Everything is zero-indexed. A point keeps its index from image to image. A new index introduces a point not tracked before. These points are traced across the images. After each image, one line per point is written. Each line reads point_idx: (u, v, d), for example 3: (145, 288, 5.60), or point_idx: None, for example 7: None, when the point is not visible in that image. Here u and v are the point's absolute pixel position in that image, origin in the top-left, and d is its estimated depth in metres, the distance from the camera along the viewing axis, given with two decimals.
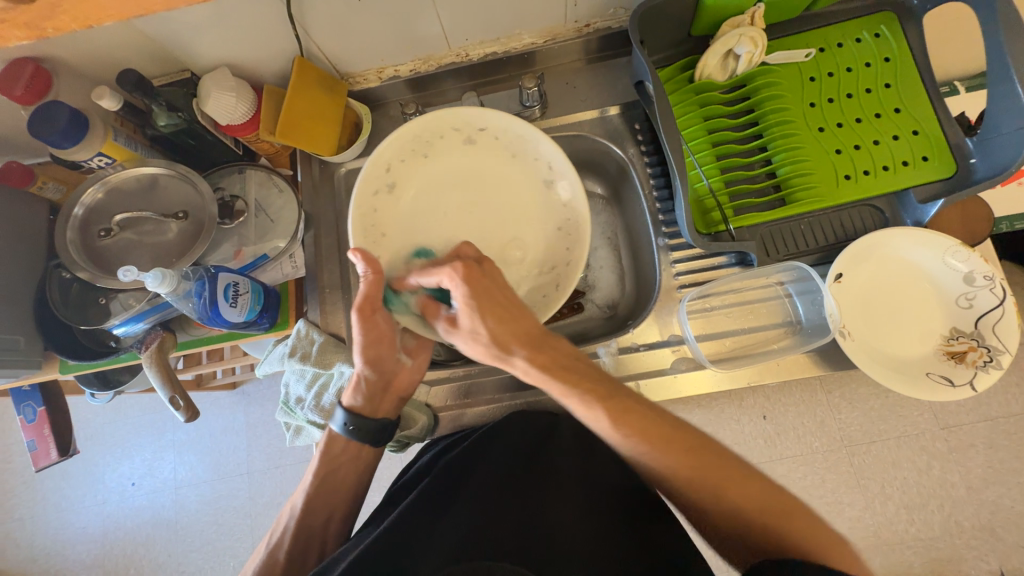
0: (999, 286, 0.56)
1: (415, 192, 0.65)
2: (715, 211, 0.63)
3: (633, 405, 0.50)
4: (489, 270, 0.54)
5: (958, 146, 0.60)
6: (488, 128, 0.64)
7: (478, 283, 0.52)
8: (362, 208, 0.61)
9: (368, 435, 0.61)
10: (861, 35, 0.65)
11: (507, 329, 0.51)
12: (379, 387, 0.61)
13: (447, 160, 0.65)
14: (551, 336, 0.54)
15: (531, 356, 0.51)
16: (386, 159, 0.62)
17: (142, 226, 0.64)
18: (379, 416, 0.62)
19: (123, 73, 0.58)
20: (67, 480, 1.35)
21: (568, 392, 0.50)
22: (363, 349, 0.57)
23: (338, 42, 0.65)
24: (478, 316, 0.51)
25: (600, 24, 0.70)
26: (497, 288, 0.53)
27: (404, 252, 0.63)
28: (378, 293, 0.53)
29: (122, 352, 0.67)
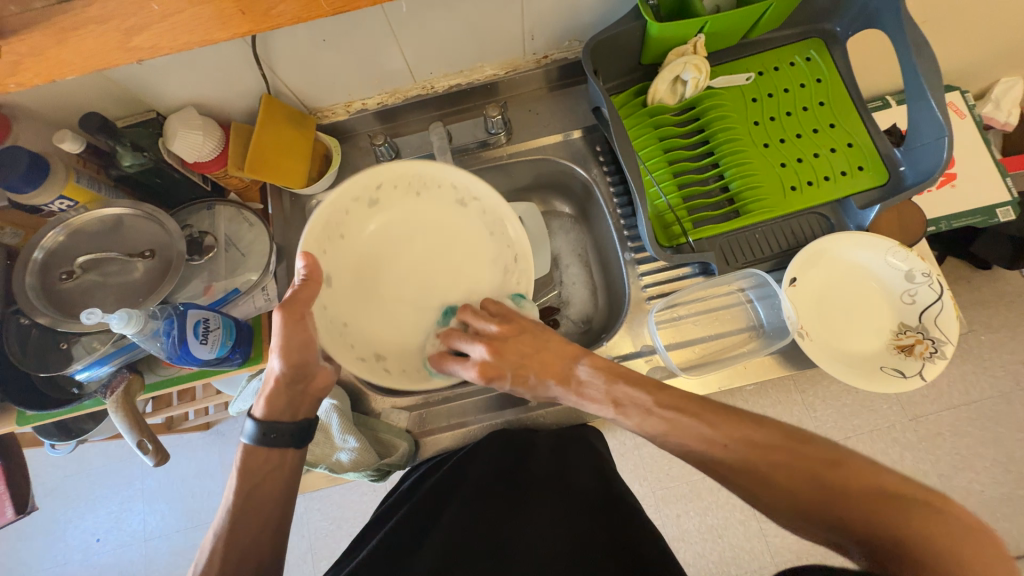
0: (936, 282, 0.61)
1: (394, 222, 0.66)
2: (675, 225, 0.67)
3: (646, 392, 0.49)
4: (514, 331, 0.57)
5: (889, 156, 0.66)
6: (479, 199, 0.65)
7: (507, 341, 0.56)
8: (336, 206, 0.62)
9: (284, 441, 0.54)
10: (794, 59, 0.71)
11: (549, 374, 0.54)
12: (292, 390, 0.54)
13: (434, 210, 0.67)
14: (579, 361, 0.54)
15: (568, 392, 0.53)
16: (382, 178, 0.65)
17: (107, 266, 0.63)
18: (296, 421, 0.55)
19: (87, 116, 0.59)
20: (24, 541, 1.26)
21: (601, 412, 0.52)
22: (281, 352, 0.52)
23: (305, 80, 0.67)
24: (515, 381, 0.55)
25: (557, 55, 0.74)
26: (524, 347, 0.55)
27: (348, 258, 0.63)
28: (313, 295, 0.53)
29: (86, 399, 0.65)
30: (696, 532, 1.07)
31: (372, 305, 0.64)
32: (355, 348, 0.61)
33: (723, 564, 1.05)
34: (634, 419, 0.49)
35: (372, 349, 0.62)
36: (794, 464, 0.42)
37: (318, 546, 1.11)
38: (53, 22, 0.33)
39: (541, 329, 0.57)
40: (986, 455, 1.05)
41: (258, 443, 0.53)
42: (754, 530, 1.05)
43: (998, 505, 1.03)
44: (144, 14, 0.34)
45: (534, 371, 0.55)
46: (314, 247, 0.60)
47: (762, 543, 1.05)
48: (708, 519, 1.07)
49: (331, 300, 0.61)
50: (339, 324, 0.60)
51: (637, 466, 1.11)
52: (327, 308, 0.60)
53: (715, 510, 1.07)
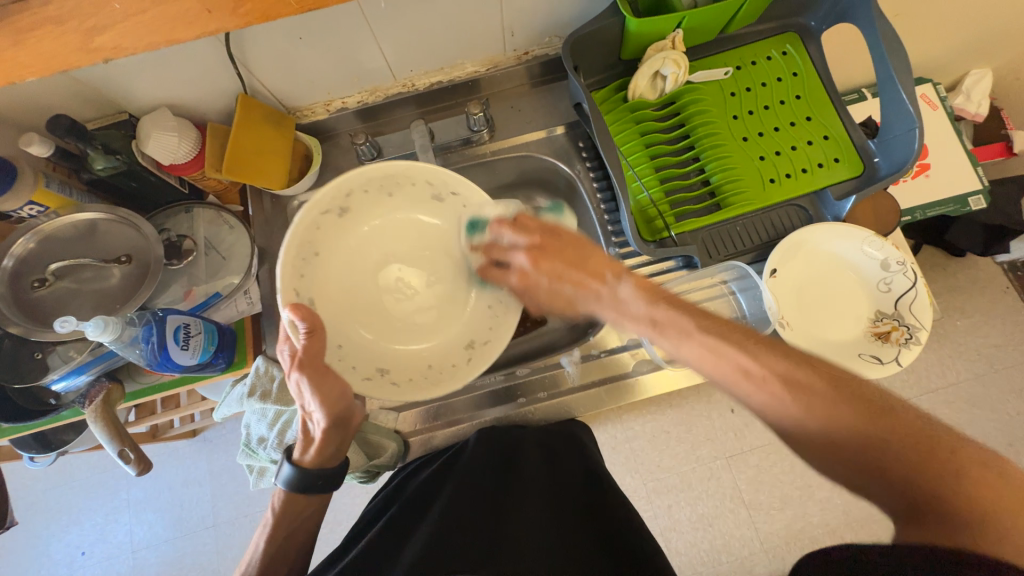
0: (910, 270, 0.63)
1: (372, 229, 0.64)
2: (658, 219, 0.67)
3: (704, 332, 0.47)
4: (555, 243, 0.56)
5: (863, 147, 0.67)
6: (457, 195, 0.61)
7: (552, 254, 0.56)
8: (307, 221, 0.56)
9: (324, 487, 0.58)
10: (771, 54, 0.72)
11: (567, 264, 0.55)
12: (337, 436, 0.57)
13: (413, 219, 0.65)
14: (621, 279, 0.53)
15: (608, 310, 0.54)
16: (351, 186, 0.59)
17: (81, 273, 0.61)
18: (336, 462, 0.59)
19: (54, 118, 0.56)
20: (5, 557, 1.23)
21: (637, 330, 0.52)
22: (321, 407, 0.53)
23: (282, 79, 0.66)
24: (552, 273, 0.56)
25: (538, 51, 0.74)
26: (569, 249, 0.56)
27: (370, 207, 0.63)
28: (322, 346, 0.51)
29: (63, 409, 0.64)
30: (687, 521, 1.09)
31: (339, 272, 0.62)
32: (358, 368, 0.59)
33: (713, 551, 1.07)
34: (672, 340, 0.48)
35: (374, 366, 0.60)
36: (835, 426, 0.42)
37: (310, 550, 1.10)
38: (9, 23, 0.32)
39: (585, 243, 0.56)
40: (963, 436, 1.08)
41: (302, 489, 0.57)
42: (742, 517, 1.08)
43: None
44: (108, 16, 0.33)
45: (569, 286, 0.56)
46: (360, 176, 0.59)
47: (751, 529, 1.07)
48: (698, 508, 1.09)
49: (320, 237, 0.59)
50: (311, 250, 0.58)
51: (627, 459, 1.13)
52: (318, 230, 0.58)
53: (705, 499, 1.09)
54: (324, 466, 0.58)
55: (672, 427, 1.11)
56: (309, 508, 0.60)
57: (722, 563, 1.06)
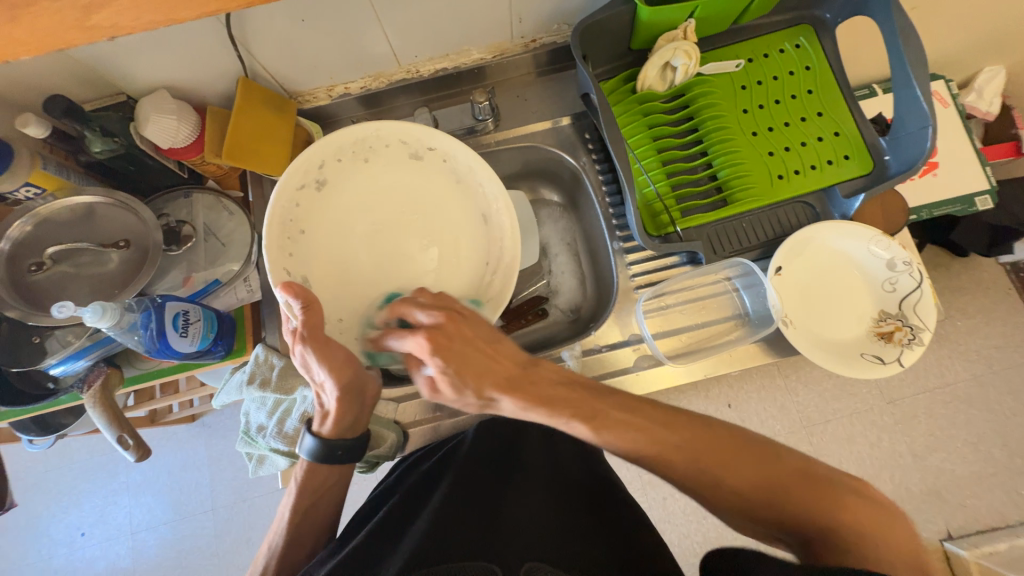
0: (916, 271, 0.62)
1: (353, 195, 0.63)
2: (663, 214, 0.66)
3: (621, 410, 0.50)
4: (459, 326, 0.51)
5: (874, 145, 0.66)
6: (435, 149, 0.63)
7: (454, 337, 0.50)
8: (282, 199, 0.58)
9: (347, 456, 0.59)
10: (783, 46, 0.70)
11: (494, 371, 0.50)
12: (355, 407, 0.56)
13: (391, 173, 0.63)
14: (537, 366, 0.52)
15: (520, 399, 0.50)
16: (324, 155, 0.60)
17: (79, 257, 0.61)
18: (357, 433, 0.59)
19: (50, 99, 0.55)
20: (5, 537, 1.24)
21: (555, 419, 0.50)
22: (331, 375, 0.52)
23: (283, 62, 0.65)
24: (455, 368, 0.49)
25: (546, 39, 0.73)
26: (476, 337, 0.51)
27: (351, 177, 0.62)
28: (320, 318, 0.51)
29: (62, 394, 0.64)
30: (682, 514, 1.10)
31: (332, 239, 0.61)
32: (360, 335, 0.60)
33: (706, 544, 1.09)
34: (592, 424, 0.49)
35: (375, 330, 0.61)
36: (745, 469, 0.48)
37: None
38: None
39: (496, 330, 0.53)
40: (958, 436, 1.09)
41: (325, 459, 0.58)
42: None
43: (968, 483, 1.07)
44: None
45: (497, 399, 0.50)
46: (330, 146, 0.60)
47: None
48: (693, 502, 1.10)
49: (302, 213, 0.59)
50: (295, 228, 0.59)
51: (624, 452, 1.13)
52: (298, 207, 0.59)
53: None
54: (346, 436, 0.58)
55: None
56: (308, 496, 0.60)
57: None
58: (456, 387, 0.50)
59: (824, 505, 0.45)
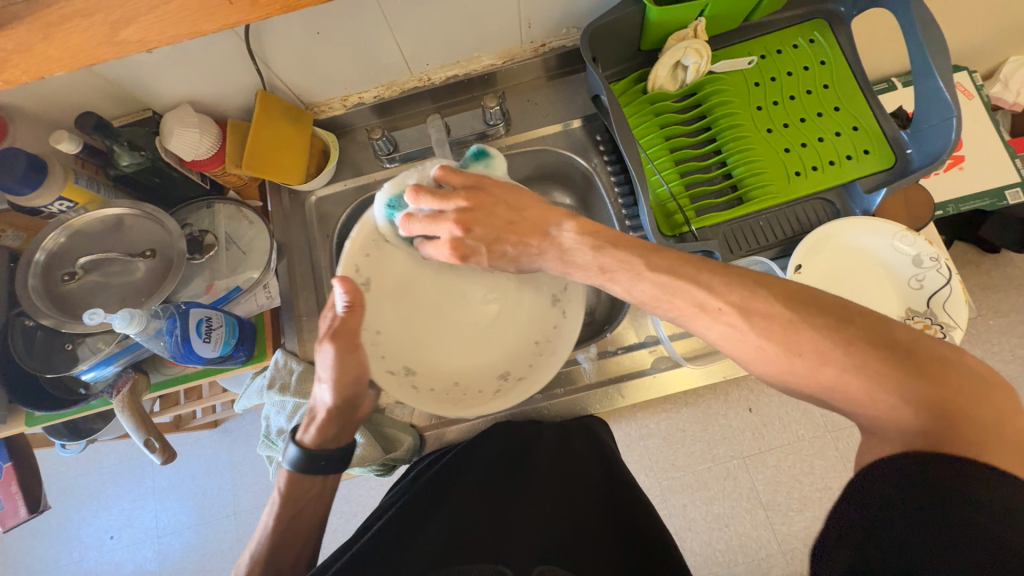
0: (944, 267, 0.60)
1: None
2: (677, 214, 0.66)
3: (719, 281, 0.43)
4: (485, 200, 0.55)
5: (895, 138, 0.64)
6: None
7: (480, 212, 0.55)
8: (393, 201, 0.58)
9: (328, 467, 0.58)
10: (797, 41, 0.69)
11: (518, 237, 0.55)
12: (341, 418, 0.57)
13: None
14: (559, 233, 0.54)
15: (554, 262, 0.54)
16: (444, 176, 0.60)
17: (108, 267, 0.63)
18: (341, 443, 0.59)
19: (82, 116, 0.59)
20: (39, 540, 1.28)
21: (590, 280, 0.52)
22: (335, 384, 0.54)
23: (300, 74, 0.66)
24: (485, 241, 0.56)
25: (555, 43, 0.73)
26: (497, 210, 0.55)
27: None
28: (358, 323, 0.52)
29: (93, 399, 0.66)
30: (702, 521, 1.08)
31: (402, 261, 0.62)
32: (384, 360, 0.58)
33: (729, 552, 1.06)
34: (624, 285, 0.48)
35: (403, 363, 0.59)
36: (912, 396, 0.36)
37: (324, 538, 1.12)
38: (38, 17, 0.30)
39: (518, 202, 0.56)
40: None
41: (307, 469, 0.57)
42: (759, 518, 1.06)
43: None
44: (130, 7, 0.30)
45: (510, 247, 0.56)
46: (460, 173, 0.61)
47: (768, 531, 1.05)
48: (714, 509, 1.08)
49: (394, 225, 0.60)
50: (385, 236, 0.60)
51: (642, 457, 1.11)
52: (399, 215, 0.60)
53: (721, 499, 1.08)
54: (329, 446, 0.58)
55: (688, 425, 1.09)
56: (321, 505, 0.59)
57: (738, 564, 1.05)
58: (489, 249, 0.56)
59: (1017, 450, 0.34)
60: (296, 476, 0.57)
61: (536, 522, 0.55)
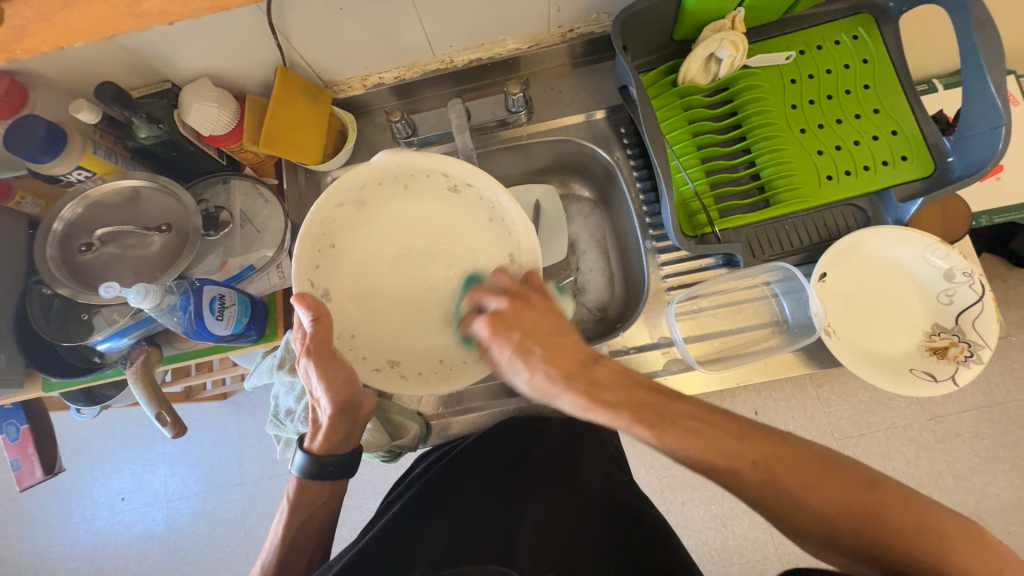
0: (978, 283, 0.57)
1: (385, 218, 0.60)
2: (700, 214, 0.64)
3: (685, 417, 0.43)
4: (525, 311, 0.50)
5: (936, 145, 0.61)
6: (474, 185, 0.58)
7: (520, 315, 0.50)
8: (320, 214, 0.55)
9: (338, 472, 0.60)
10: (839, 38, 0.66)
11: (555, 365, 0.47)
12: (346, 423, 0.58)
13: (424, 205, 0.60)
14: (597, 363, 0.47)
15: (579, 393, 0.45)
16: (364, 176, 0.57)
17: (125, 240, 0.63)
18: (347, 450, 0.60)
19: (102, 86, 0.58)
20: (54, 497, 1.33)
21: (616, 422, 0.43)
22: (329, 392, 0.54)
23: (321, 51, 0.65)
24: (518, 352, 0.48)
25: (584, 29, 0.70)
26: (539, 326, 0.49)
27: (386, 200, 0.59)
28: (327, 334, 0.53)
29: (106, 368, 0.67)
30: (701, 520, 1.08)
31: (356, 261, 0.59)
32: (368, 360, 0.57)
33: (725, 552, 1.06)
34: (654, 430, 0.43)
35: (385, 357, 0.58)
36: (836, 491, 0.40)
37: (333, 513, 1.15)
38: None
39: (566, 321, 0.51)
40: (1005, 459, 1.02)
41: (316, 476, 0.59)
42: (758, 522, 1.05)
43: (1014, 510, 1.00)
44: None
45: (540, 363, 0.47)
46: (373, 170, 0.57)
47: (766, 534, 1.05)
48: (713, 509, 1.08)
49: (339, 228, 0.57)
50: (328, 242, 0.56)
51: (644, 453, 1.11)
52: (335, 221, 0.57)
53: (721, 500, 1.07)
54: (336, 452, 0.60)
55: None
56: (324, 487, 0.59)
57: (734, 565, 1.05)
58: (522, 360, 0.47)
59: (943, 549, 0.37)
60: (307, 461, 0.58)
61: (540, 515, 0.56)
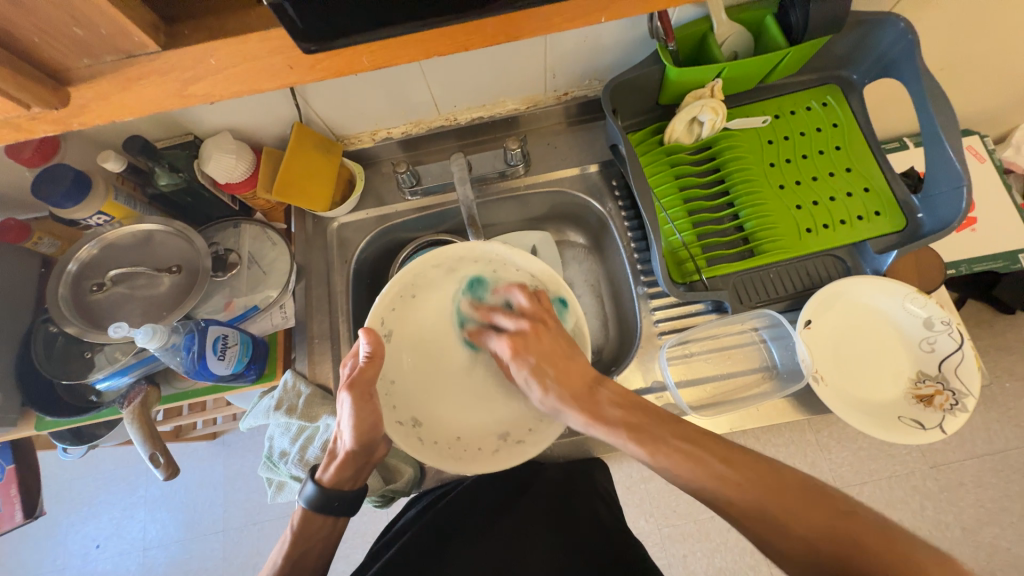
0: (956, 331, 0.60)
1: (467, 290, 0.66)
2: (689, 262, 0.67)
3: (676, 437, 0.49)
4: (537, 335, 0.60)
5: (906, 202, 0.66)
6: (550, 290, 0.64)
7: (532, 343, 0.59)
8: (418, 267, 0.63)
9: (342, 508, 0.57)
10: (810, 104, 0.72)
11: (565, 387, 0.57)
12: (359, 463, 0.57)
13: (503, 292, 0.66)
14: (600, 387, 0.56)
15: (581, 411, 0.55)
16: (465, 250, 0.64)
17: (135, 280, 0.65)
18: (354, 487, 0.58)
19: (130, 138, 0.62)
20: (26, 543, 1.27)
21: (612, 437, 0.52)
22: (355, 429, 0.54)
23: (336, 110, 0.70)
24: (534, 373, 0.59)
25: (578, 92, 0.77)
26: (553, 348, 0.59)
27: (475, 272, 0.65)
28: (374, 373, 0.55)
29: (103, 407, 0.66)
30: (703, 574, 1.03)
31: (419, 315, 0.63)
32: (395, 411, 0.59)
33: None
34: (648, 447, 0.49)
35: (412, 414, 0.59)
36: (813, 515, 0.41)
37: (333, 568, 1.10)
38: (121, 71, 0.33)
39: (575, 345, 0.60)
40: (1012, 510, 1.00)
41: (320, 510, 0.57)
42: None
43: None
44: (202, 68, 0.34)
45: (550, 379, 0.57)
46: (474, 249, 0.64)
47: None
48: (716, 562, 1.04)
49: (422, 282, 0.63)
50: (411, 291, 0.62)
51: (643, 501, 1.08)
52: (422, 275, 0.63)
53: (723, 552, 1.04)
54: (345, 488, 0.58)
55: None
56: (310, 540, 0.57)
57: None
58: (536, 381, 0.58)
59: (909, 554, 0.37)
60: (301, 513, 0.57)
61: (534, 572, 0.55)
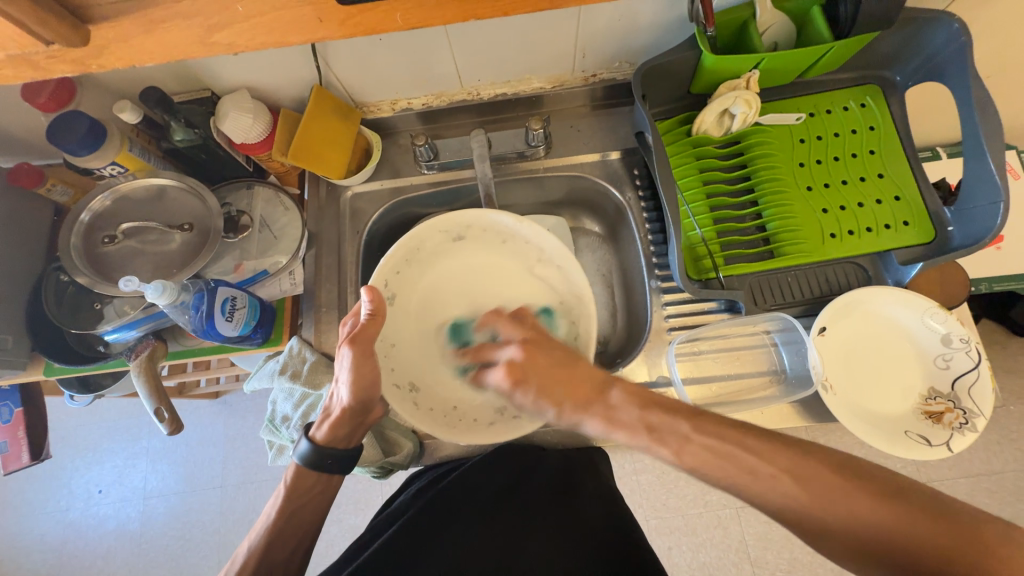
0: (974, 350, 0.59)
1: (472, 260, 0.68)
2: (706, 259, 0.65)
3: (703, 433, 0.45)
4: (533, 354, 0.55)
5: (937, 214, 0.63)
6: (557, 265, 0.65)
7: (531, 362, 0.55)
8: (425, 232, 0.65)
9: (334, 466, 0.58)
10: (848, 104, 0.69)
11: (570, 399, 0.51)
12: (354, 421, 0.57)
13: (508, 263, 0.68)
14: (610, 388, 0.51)
15: (597, 419, 0.50)
16: (473, 219, 0.66)
17: (146, 235, 0.65)
18: (350, 445, 0.59)
19: (147, 90, 0.61)
20: (32, 483, 1.31)
21: (635, 443, 0.47)
22: (352, 386, 0.54)
23: (358, 75, 0.69)
24: (541, 396, 0.52)
25: (606, 74, 0.74)
26: (551, 363, 0.54)
27: (482, 242, 0.68)
28: (376, 331, 0.54)
29: (111, 359, 0.67)
30: (687, 567, 1.05)
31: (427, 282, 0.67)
32: (394, 373, 0.62)
33: None
34: (673, 448, 0.45)
35: (410, 379, 0.62)
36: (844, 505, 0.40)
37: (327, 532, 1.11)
38: (145, 14, 0.32)
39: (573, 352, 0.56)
40: None
41: (313, 466, 0.57)
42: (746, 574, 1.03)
43: None
44: (229, 15, 0.33)
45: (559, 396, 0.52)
46: (482, 218, 0.66)
47: None
48: (701, 557, 1.05)
49: (427, 248, 0.66)
50: (415, 256, 0.65)
51: (634, 493, 1.09)
52: (429, 242, 0.66)
53: (709, 547, 1.05)
54: (337, 446, 0.58)
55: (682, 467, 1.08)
56: (307, 504, 0.58)
57: None
58: (545, 402, 0.52)
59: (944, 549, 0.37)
60: (300, 475, 0.58)
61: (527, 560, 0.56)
